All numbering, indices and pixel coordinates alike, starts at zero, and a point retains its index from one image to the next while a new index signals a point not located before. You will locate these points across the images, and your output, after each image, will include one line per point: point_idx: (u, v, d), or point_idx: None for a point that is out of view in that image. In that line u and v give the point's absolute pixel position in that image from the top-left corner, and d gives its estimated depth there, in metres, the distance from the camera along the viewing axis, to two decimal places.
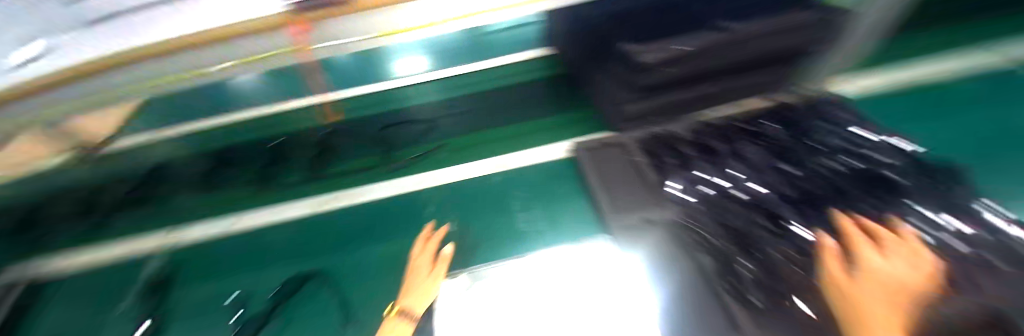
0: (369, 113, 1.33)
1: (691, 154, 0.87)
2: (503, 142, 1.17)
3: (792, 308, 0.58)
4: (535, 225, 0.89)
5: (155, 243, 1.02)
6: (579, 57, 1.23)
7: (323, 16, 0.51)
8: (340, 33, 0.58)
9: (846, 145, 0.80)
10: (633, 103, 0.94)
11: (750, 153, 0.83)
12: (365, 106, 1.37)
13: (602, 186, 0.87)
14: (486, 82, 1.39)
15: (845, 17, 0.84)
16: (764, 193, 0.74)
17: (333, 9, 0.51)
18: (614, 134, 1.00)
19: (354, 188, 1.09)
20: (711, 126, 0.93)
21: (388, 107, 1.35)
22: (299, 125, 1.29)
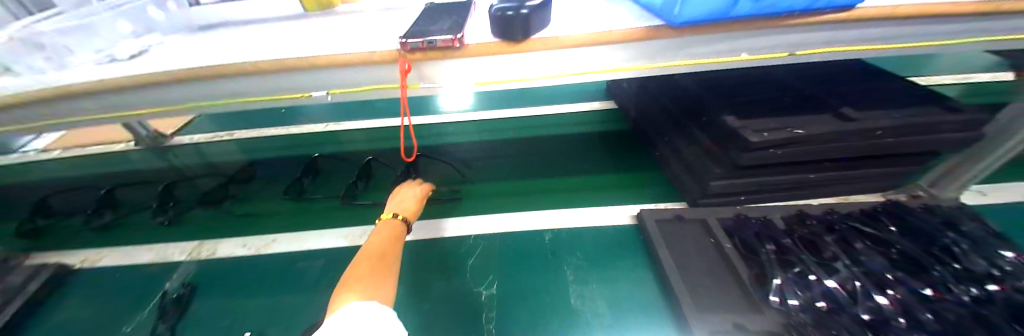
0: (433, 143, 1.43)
1: (791, 244, 0.74)
2: (559, 196, 1.11)
3: None
4: (592, 300, 0.78)
5: (198, 246, 1.04)
6: (652, 117, 1.19)
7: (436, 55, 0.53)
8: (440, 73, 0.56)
9: (1003, 275, 0.64)
10: (719, 178, 0.84)
11: (865, 259, 0.69)
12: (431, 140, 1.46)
13: (676, 268, 0.77)
14: (544, 138, 1.40)
15: (981, 123, 0.75)
16: (896, 316, 0.59)
17: (446, 49, 0.52)
18: (690, 209, 0.91)
19: None
20: (811, 216, 0.81)
21: (451, 145, 1.42)
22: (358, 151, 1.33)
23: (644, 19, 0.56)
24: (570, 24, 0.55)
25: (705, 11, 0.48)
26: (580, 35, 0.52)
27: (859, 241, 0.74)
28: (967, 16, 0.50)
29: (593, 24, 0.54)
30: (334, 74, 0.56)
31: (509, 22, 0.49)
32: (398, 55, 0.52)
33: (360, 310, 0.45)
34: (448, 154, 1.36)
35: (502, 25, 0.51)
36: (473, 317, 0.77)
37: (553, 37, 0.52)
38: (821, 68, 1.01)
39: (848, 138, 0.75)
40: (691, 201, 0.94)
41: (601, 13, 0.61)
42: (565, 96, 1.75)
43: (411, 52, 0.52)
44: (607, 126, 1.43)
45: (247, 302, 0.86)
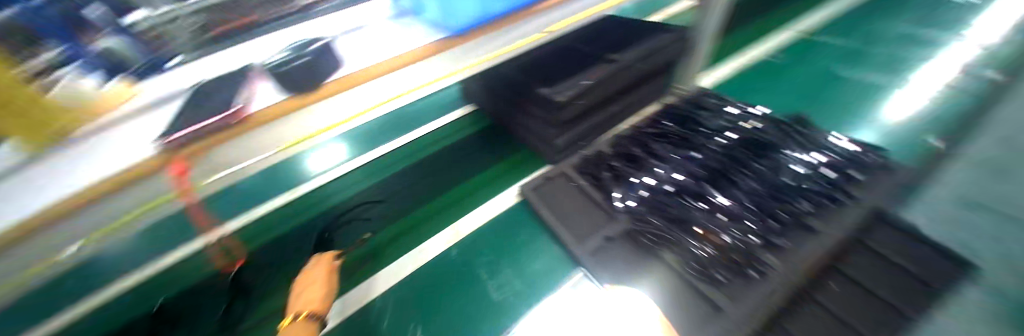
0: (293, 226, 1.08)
1: (620, 164, 0.97)
2: (450, 207, 1.12)
3: (751, 276, 0.67)
4: (511, 286, 0.86)
5: None
6: (497, 106, 1.30)
7: (218, 141, 0.41)
8: (232, 156, 0.44)
9: (728, 123, 0.98)
10: (557, 136, 1.03)
11: (663, 150, 0.95)
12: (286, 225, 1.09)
13: (560, 222, 0.91)
14: (414, 155, 1.34)
15: (692, 32, 1.08)
16: (690, 183, 0.85)
17: (230, 129, 0.42)
18: (552, 167, 1.07)
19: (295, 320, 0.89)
20: (624, 137, 1.05)
21: None
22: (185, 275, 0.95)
23: (422, 29, 0.60)
24: (359, 56, 0.54)
25: (469, 17, 0.57)
26: (377, 63, 0.52)
27: (657, 139, 1.01)
28: None
29: (383, 51, 0.54)
30: (44, 236, 0.33)
31: (290, 76, 0.47)
32: (163, 158, 0.38)
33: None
34: None
35: (290, 79, 0.47)
36: None
37: (343, 76, 0.49)
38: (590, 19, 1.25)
39: (621, 74, 0.99)
40: (551, 161, 1.11)
41: (377, 31, 0.60)
42: (414, 99, 1.65)
43: (180, 148, 0.39)
44: (468, 120, 1.48)
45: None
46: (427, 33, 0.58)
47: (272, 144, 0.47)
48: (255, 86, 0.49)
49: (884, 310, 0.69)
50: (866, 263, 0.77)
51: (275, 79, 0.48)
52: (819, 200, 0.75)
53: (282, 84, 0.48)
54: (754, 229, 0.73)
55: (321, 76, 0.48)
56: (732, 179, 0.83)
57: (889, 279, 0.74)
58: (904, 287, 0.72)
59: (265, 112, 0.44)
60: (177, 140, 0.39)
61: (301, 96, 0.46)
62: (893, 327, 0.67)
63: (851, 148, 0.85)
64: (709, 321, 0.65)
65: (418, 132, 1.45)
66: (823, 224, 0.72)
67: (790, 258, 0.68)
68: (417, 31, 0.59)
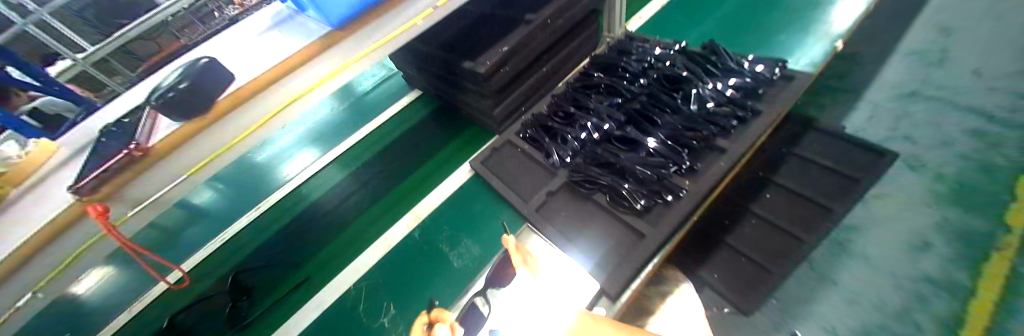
0: (270, 235, 1.16)
1: (554, 123, 1.00)
2: (413, 191, 1.16)
3: (667, 201, 0.75)
4: (470, 253, 0.93)
5: None
6: (437, 86, 1.29)
7: (133, 175, 0.46)
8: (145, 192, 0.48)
9: (650, 63, 1.01)
10: (495, 106, 1.05)
11: (592, 102, 0.99)
12: (266, 232, 1.18)
13: (507, 187, 0.97)
14: (372, 148, 1.35)
15: None
16: (615, 129, 0.90)
17: (139, 165, 0.46)
18: (498, 137, 1.10)
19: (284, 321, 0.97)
20: (557, 96, 1.08)
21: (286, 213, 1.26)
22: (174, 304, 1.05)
23: (304, 32, 0.60)
24: (247, 70, 0.54)
25: (348, 6, 0.56)
26: (259, 73, 0.53)
27: (588, 91, 1.04)
28: None
29: (268, 61, 0.55)
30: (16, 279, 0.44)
31: (178, 102, 0.44)
32: (82, 205, 0.44)
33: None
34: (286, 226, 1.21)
35: (176, 106, 0.44)
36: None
37: (232, 91, 0.50)
38: None
39: (541, 34, 1.00)
40: (496, 132, 1.14)
41: (264, 46, 0.61)
42: (365, 90, 1.62)
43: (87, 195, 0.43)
44: (419, 103, 1.47)
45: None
46: (307, 34, 0.59)
47: (175, 173, 0.50)
48: (155, 120, 0.50)
49: (806, 211, 0.84)
50: (796, 172, 0.90)
51: (160, 109, 0.44)
52: (727, 120, 0.81)
53: (169, 113, 0.45)
54: (670, 159, 0.79)
55: (207, 94, 0.47)
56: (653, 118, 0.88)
57: (817, 183, 0.87)
58: (829, 187, 0.85)
59: (165, 142, 0.46)
60: (90, 182, 0.43)
61: (195, 118, 0.47)
62: (817, 222, 0.82)
63: (758, 68, 0.91)
64: (635, 247, 0.73)
65: (375, 123, 1.45)
66: (730, 143, 0.79)
67: (701, 179, 0.75)
68: (301, 36, 0.59)
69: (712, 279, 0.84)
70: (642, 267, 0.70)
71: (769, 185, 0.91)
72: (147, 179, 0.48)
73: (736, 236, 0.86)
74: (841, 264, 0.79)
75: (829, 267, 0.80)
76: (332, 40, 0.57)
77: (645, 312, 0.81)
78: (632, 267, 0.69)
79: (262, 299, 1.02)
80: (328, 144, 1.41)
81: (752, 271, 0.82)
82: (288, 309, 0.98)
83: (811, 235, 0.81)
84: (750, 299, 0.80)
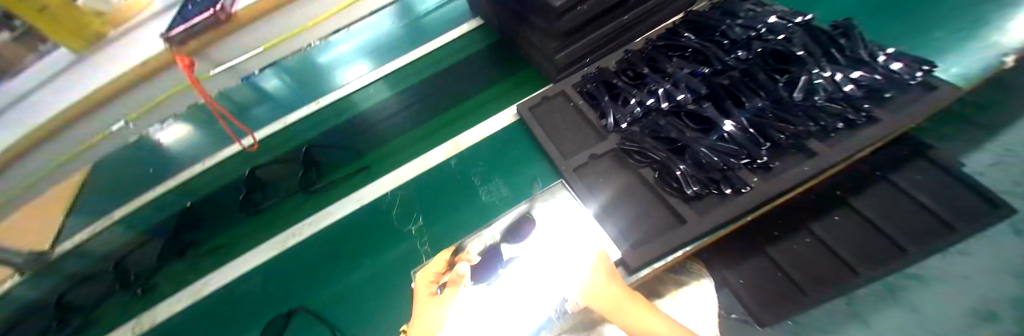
0: (317, 133, 1.23)
1: (621, 82, 0.91)
2: (455, 123, 1.16)
3: (723, 193, 0.67)
4: (499, 192, 0.93)
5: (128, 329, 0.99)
6: (504, 18, 1.21)
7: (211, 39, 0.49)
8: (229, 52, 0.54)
9: (759, 33, 0.85)
10: (558, 51, 0.95)
11: (671, 67, 0.87)
12: (315, 129, 1.24)
13: (550, 139, 0.92)
14: (424, 71, 1.34)
15: None
16: (689, 102, 0.80)
17: (218, 30, 0.49)
18: (552, 86, 1.02)
19: (323, 209, 1.07)
20: (633, 52, 0.97)
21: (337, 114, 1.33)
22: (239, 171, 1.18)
23: None
24: None
25: None
26: None
27: (669, 54, 0.92)
28: None
29: None
30: (123, 102, 0.54)
31: None
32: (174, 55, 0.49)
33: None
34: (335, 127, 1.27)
35: None
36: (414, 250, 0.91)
37: None
38: None
39: None
40: (553, 81, 1.06)
41: None
42: (426, 10, 1.55)
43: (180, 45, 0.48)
44: (479, 33, 1.40)
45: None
46: None
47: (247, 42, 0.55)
48: None
49: (876, 245, 0.72)
50: (880, 197, 0.75)
51: None
52: (831, 120, 0.68)
53: None
54: (744, 150, 0.70)
55: None
56: (740, 99, 0.77)
57: (907, 219, 0.71)
58: (919, 224, 0.70)
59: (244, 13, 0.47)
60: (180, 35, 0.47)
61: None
62: (884, 261, 0.70)
63: (896, 65, 0.72)
64: (670, 231, 0.68)
65: (430, 46, 1.41)
66: (826, 147, 0.66)
67: (774, 179, 0.66)
68: None
69: (735, 282, 0.81)
70: (673, 252, 0.65)
71: (840, 205, 0.77)
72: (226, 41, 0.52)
73: (781, 249, 0.79)
74: (882, 310, 0.72)
75: (865, 308, 0.74)
76: None
77: (655, 294, 0.76)
78: (663, 249, 0.64)
79: (327, 173, 1.13)
80: (384, 59, 1.42)
81: (781, 286, 0.77)
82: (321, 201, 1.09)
83: (870, 271, 0.70)
84: (769, 312, 0.78)
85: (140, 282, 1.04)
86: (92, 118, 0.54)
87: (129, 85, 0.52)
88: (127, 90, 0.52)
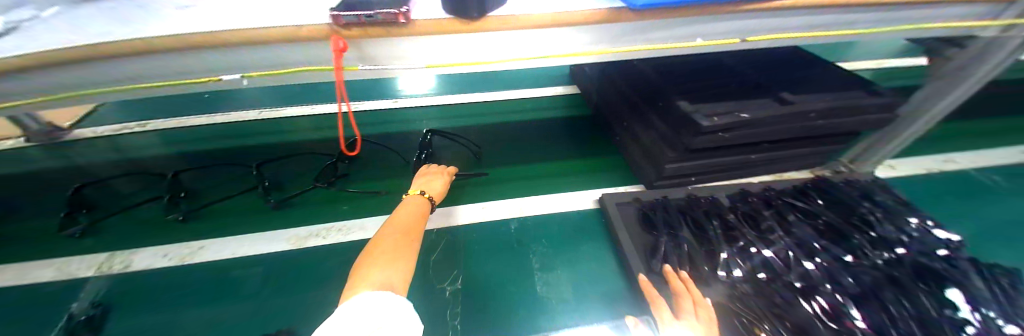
0: (377, 131, 1.27)
1: (735, 222, 0.80)
2: (522, 180, 1.09)
3: None
4: (560, 293, 0.77)
5: (88, 260, 0.85)
6: (612, 104, 1.19)
7: (371, 34, 0.46)
8: (386, 53, 0.50)
9: (903, 236, 0.76)
10: (673, 161, 0.88)
11: (798, 230, 0.77)
12: (378, 128, 1.29)
13: (636, 250, 0.80)
14: (506, 120, 1.34)
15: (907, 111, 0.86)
16: (821, 283, 0.67)
17: (381, 27, 0.46)
18: (647, 191, 0.94)
19: (365, 215, 0.98)
20: (750, 193, 0.87)
21: (415, 124, 1.32)
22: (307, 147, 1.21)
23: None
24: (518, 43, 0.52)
25: None
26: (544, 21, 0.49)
27: (794, 214, 0.81)
28: (864, 5, 0.55)
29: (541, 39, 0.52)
30: (239, 52, 0.45)
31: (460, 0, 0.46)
32: (329, 32, 0.44)
33: (374, 300, 0.42)
34: (406, 134, 1.27)
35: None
36: (437, 315, 0.73)
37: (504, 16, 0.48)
38: (766, 53, 1.05)
39: (788, 123, 0.81)
40: (647, 184, 0.98)
41: None
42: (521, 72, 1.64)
43: (346, 28, 0.44)
44: (570, 107, 1.41)
45: (180, 312, 0.76)
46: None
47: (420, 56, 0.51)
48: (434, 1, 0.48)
49: None
50: None
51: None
52: None
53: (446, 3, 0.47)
54: None
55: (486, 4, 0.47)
56: (887, 308, 0.63)
57: None
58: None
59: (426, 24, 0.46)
60: (348, 19, 0.43)
61: (461, 20, 0.47)
62: None
63: None
64: None
65: (503, 96, 1.48)
66: None
67: None
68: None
69: None
70: None
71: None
72: (385, 43, 0.49)
73: None
74: None
75: None
76: (625, 16, 0.50)
77: None
78: None
79: (384, 179, 1.09)
80: (460, 91, 1.51)
81: None
82: (367, 207, 1.00)
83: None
84: None
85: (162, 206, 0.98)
86: (181, 58, 0.45)
87: (265, 40, 0.44)
88: (264, 44, 0.45)
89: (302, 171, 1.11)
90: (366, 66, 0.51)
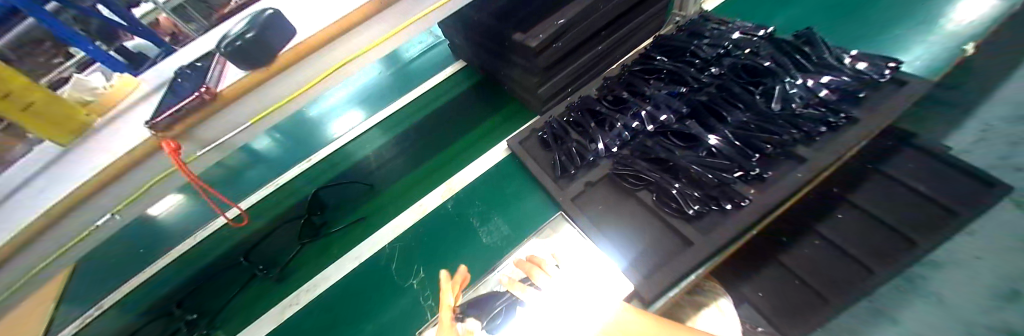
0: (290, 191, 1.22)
1: (603, 108, 0.93)
2: (448, 165, 1.15)
3: (724, 209, 0.68)
4: (499, 231, 0.94)
5: None
6: (483, 58, 1.23)
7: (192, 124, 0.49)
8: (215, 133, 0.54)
9: (726, 49, 0.89)
10: (541, 85, 0.99)
11: (650, 89, 0.90)
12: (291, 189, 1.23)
13: (544, 171, 0.93)
14: (413, 117, 1.32)
15: None
16: (672, 121, 0.82)
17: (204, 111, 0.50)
18: (539, 119, 1.05)
19: (324, 268, 1.04)
20: (610, 78, 1.00)
21: None
22: (227, 244, 1.13)
23: None
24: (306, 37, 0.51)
25: None
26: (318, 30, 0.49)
27: (646, 77, 0.95)
28: None
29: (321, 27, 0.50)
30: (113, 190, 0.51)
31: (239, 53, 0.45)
32: (158, 140, 0.49)
33: None
34: (320, 177, 1.23)
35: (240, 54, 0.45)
36: (417, 306, 0.89)
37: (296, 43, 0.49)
38: None
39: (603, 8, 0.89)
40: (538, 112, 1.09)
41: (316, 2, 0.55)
42: (410, 59, 1.52)
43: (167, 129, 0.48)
44: (465, 74, 1.40)
45: None
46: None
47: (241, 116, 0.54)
48: (224, 66, 0.52)
49: (880, 239, 0.69)
50: (873, 188, 0.75)
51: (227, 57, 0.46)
52: (812, 126, 0.70)
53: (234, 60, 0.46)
54: (733, 163, 0.71)
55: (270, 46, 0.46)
56: (721, 114, 0.79)
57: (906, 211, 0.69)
58: (918, 217, 0.68)
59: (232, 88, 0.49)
60: (166, 120, 0.47)
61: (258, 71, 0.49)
62: (892, 256, 0.66)
63: (862, 66, 0.77)
64: (678, 255, 0.68)
65: (417, 91, 1.40)
66: (811, 151, 0.68)
67: (769, 190, 0.67)
68: None
69: (755, 296, 0.76)
70: (687, 274, 0.65)
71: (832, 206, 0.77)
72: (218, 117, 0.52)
73: (791, 256, 0.75)
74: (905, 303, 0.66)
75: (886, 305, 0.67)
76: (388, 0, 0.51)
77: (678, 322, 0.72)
78: (672, 274, 0.64)
79: (327, 229, 1.12)
80: (376, 106, 1.39)
81: (805, 295, 0.71)
82: (353, 239, 1.07)
83: (885, 269, 0.66)
84: (795, 326, 0.70)
85: None
86: (80, 213, 0.51)
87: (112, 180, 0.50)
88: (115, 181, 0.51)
89: (271, 252, 1.10)
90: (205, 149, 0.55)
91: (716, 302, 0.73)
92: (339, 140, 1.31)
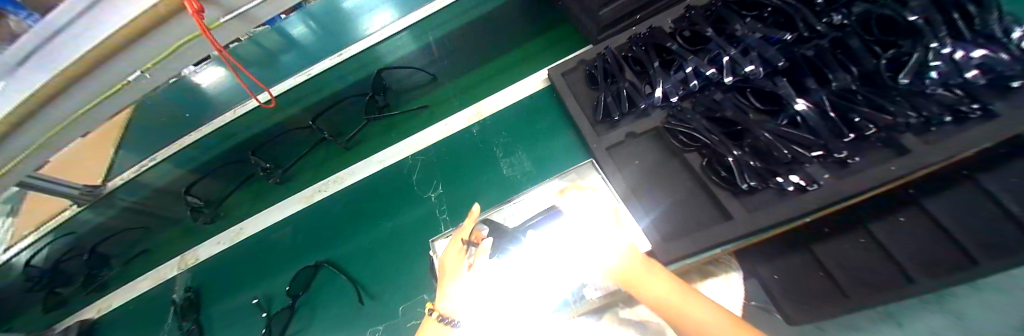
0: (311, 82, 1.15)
1: (677, 46, 0.78)
2: (480, 86, 1.07)
3: (784, 189, 0.59)
4: (521, 166, 0.90)
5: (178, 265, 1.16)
6: None
7: None
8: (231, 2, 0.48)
9: None
10: (603, 7, 0.84)
11: (742, 29, 0.75)
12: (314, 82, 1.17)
13: (582, 111, 0.84)
14: (451, 23, 1.18)
15: None
16: (758, 76, 0.68)
17: None
18: (592, 48, 0.92)
19: (352, 167, 1.09)
20: (697, 8, 0.84)
21: None
22: (251, 128, 1.13)
23: None
24: None
25: None
26: None
27: (743, 15, 0.79)
28: None
29: None
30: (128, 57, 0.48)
31: None
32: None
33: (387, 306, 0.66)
34: (346, 73, 1.17)
35: None
36: (430, 217, 0.91)
37: None
38: None
39: None
40: (594, 42, 0.96)
41: None
42: None
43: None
44: None
45: (270, 282, 1.01)
46: None
47: None
48: None
49: (946, 250, 0.56)
50: (960, 195, 0.56)
51: None
52: (938, 111, 0.54)
53: None
54: (817, 140, 0.60)
55: None
56: (826, 75, 0.65)
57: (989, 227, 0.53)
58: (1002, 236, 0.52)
59: None
60: None
61: None
62: (949, 268, 0.55)
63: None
64: (708, 228, 0.62)
65: None
66: (922, 143, 0.54)
67: (846, 180, 0.55)
68: None
69: (769, 278, 0.71)
70: (716, 247, 0.60)
71: (904, 202, 0.61)
72: None
73: (828, 249, 0.65)
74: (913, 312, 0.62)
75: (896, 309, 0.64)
76: None
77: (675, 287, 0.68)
78: (698, 245, 0.59)
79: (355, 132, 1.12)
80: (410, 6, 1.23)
81: (825, 287, 0.65)
82: (378, 145, 1.10)
83: (931, 281, 0.56)
84: (805, 311, 0.68)
85: (211, 211, 1.20)
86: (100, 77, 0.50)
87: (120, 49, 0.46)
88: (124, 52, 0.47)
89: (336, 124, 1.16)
90: (229, 17, 0.51)
91: (724, 274, 0.68)
92: (369, 37, 1.20)
